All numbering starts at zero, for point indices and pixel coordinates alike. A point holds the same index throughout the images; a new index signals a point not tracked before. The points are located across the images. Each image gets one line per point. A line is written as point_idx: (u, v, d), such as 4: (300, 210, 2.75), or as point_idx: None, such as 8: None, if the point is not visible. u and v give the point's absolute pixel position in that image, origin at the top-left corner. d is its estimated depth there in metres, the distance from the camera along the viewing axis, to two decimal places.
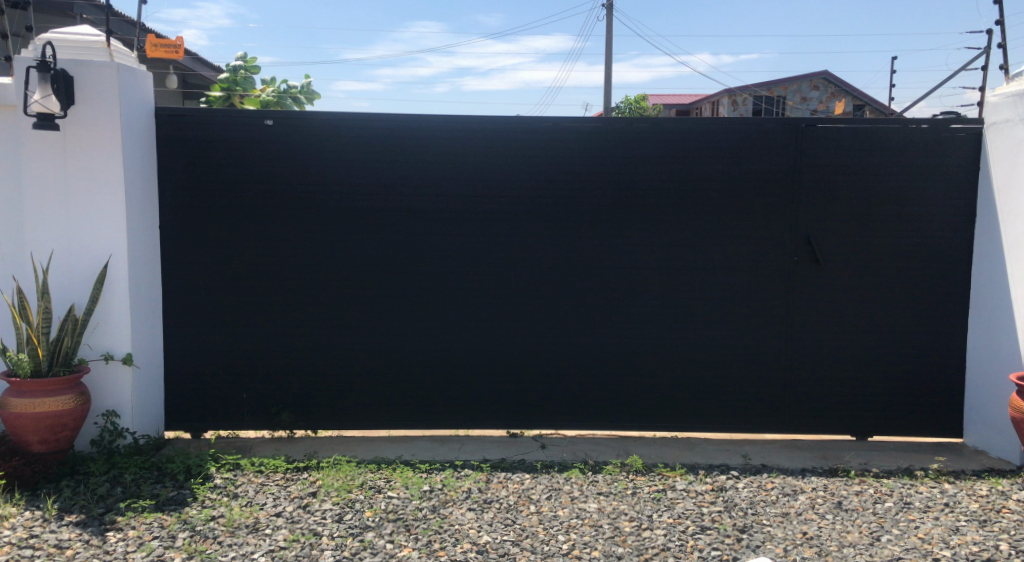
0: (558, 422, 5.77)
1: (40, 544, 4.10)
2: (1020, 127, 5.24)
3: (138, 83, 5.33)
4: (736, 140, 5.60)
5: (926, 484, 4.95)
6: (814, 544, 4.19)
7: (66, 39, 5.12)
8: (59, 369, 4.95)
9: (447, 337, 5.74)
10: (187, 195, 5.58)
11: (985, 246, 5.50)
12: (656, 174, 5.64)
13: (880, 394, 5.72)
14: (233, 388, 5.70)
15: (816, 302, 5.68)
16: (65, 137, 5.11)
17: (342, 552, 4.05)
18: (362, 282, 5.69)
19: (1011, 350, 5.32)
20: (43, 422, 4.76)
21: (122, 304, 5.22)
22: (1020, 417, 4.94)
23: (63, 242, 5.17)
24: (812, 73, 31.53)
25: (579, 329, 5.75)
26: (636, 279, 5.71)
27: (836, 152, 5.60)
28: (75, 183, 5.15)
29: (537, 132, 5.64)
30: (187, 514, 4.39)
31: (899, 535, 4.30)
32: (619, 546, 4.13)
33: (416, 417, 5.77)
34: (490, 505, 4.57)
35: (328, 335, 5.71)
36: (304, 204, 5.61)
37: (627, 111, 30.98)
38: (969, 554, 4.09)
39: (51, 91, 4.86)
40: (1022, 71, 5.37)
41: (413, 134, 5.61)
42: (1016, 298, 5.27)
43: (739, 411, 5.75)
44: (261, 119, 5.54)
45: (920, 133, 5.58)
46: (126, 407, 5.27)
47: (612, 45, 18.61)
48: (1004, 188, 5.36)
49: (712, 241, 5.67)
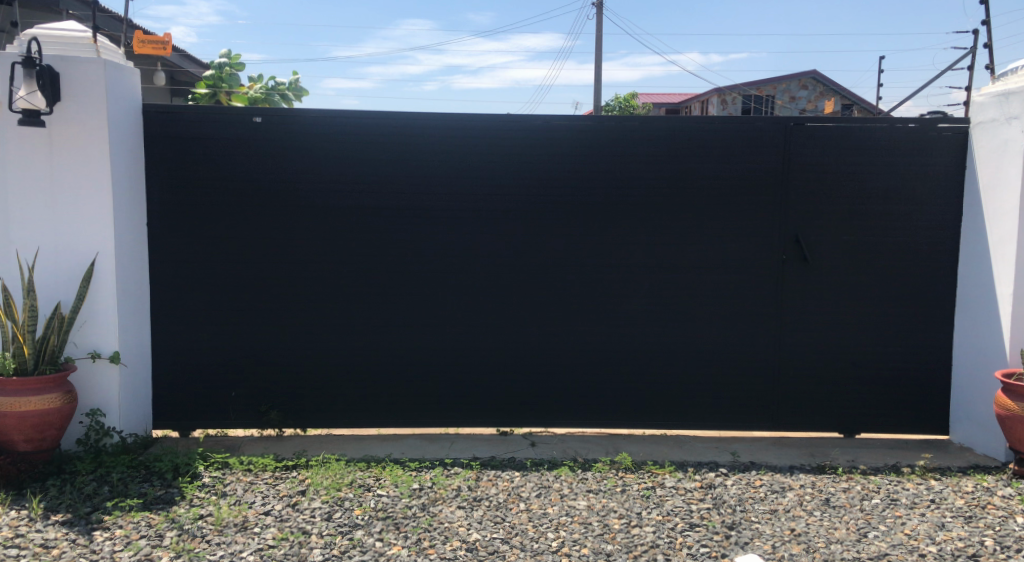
0: (548, 420, 5.78)
1: (26, 544, 4.06)
2: (1005, 127, 5.29)
3: (126, 79, 5.30)
4: (726, 138, 5.63)
5: (913, 481, 4.98)
6: (802, 540, 4.22)
7: (52, 35, 5.08)
8: (45, 367, 4.90)
9: (438, 335, 5.74)
10: (176, 193, 5.55)
11: (971, 245, 5.54)
12: (645, 172, 5.65)
13: (867, 393, 5.75)
14: (223, 387, 5.68)
15: (804, 301, 5.71)
16: (52, 134, 5.07)
17: (331, 551, 4.04)
18: (351, 280, 5.67)
19: (996, 348, 5.36)
20: (28, 421, 4.71)
21: (109, 303, 5.19)
22: (1006, 414, 4.98)
23: (50, 240, 5.12)
24: (801, 73, 31.76)
25: (569, 328, 5.75)
26: (626, 278, 5.72)
27: (825, 151, 5.63)
28: (61, 180, 5.11)
29: (527, 130, 5.64)
30: (175, 514, 4.36)
31: (886, 531, 4.33)
32: (608, 544, 4.14)
33: (405, 416, 5.76)
34: (479, 503, 4.57)
35: (317, 333, 5.69)
36: (293, 203, 5.60)
37: (617, 111, 31.05)
38: (955, 549, 4.13)
39: (37, 88, 4.84)
40: (1008, 71, 5.42)
41: (404, 132, 5.60)
42: (1002, 297, 5.32)
43: (728, 409, 5.77)
44: (251, 116, 5.53)
45: (907, 132, 5.61)
46: (113, 406, 5.23)
47: (602, 44, 18.70)
48: (990, 187, 5.40)
49: (702, 240, 5.69)
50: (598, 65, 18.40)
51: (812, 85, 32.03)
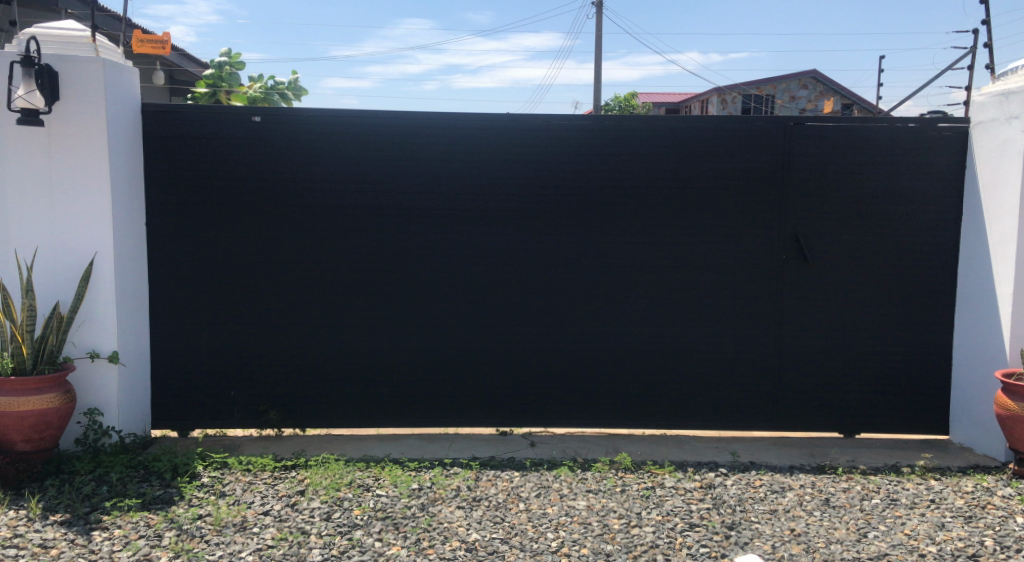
0: (547, 420, 5.77)
1: (24, 544, 4.05)
2: (1005, 127, 5.28)
3: (125, 78, 5.29)
4: (726, 138, 5.62)
5: (913, 481, 4.98)
6: (802, 540, 4.21)
7: (51, 34, 5.07)
8: (43, 367, 4.88)
9: (437, 335, 5.73)
10: (175, 192, 5.54)
11: (971, 244, 5.53)
12: (645, 172, 5.64)
13: (867, 393, 5.75)
14: (222, 386, 5.67)
15: (804, 301, 5.70)
16: (50, 133, 5.06)
17: (330, 551, 4.03)
18: (350, 279, 5.66)
19: (996, 348, 5.35)
20: (27, 421, 4.70)
21: (107, 302, 5.18)
22: (1006, 414, 4.97)
23: (48, 239, 5.11)
24: (801, 72, 31.76)
25: (569, 327, 5.74)
26: (625, 277, 5.71)
27: (825, 151, 5.62)
28: (60, 180, 5.10)
29: (526, 129, 5.63)
30: (174, 514, 4.35)
31: (885, 531, 4.33)
32: (608, 544, 4.14)
33: (404, 415, 5.76)
34: (479, 503, 4.57)
35: (316, 333, 5.69)
36: (292, 203, 5.59)
37: (617, 111, 31.02)
38: (954, 550, 4.13)
39: (35, 87, 4.82)
40: (1008, 70, 5.41)
41: (403, 131, 5.59)
42: (1001, 296, 5.31)
43: (728, 409, 5.76)
44: (250, 116, 5.52)
45: (908, 132, 5.60)
46: (111, 406, 5.22)
47: (601, 43, 18.70)
48: (990, 187, 5.39)
49: (702, 240, 5.68)
50: (597, 64, 18.39)
51: (811, 84, 32.03)
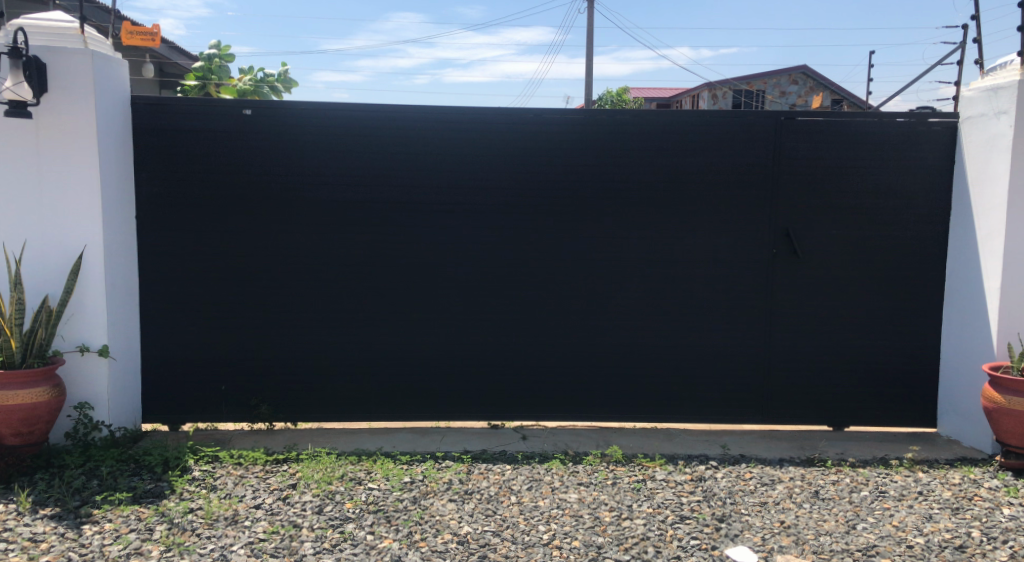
0: (538, 414, 5.78)
1: (14, 538, 4.04)
2: (994, 121, 5.31)
3: (115, 71, 5.27)
4: (717, 132, 5.63)
5: (901, 473, 5.02)
6: (791, 532, 4.24)
7: (39, 25, 5.02)
8: (33, 360, 4.85)
9: (430, 329, 5.73)
10: (165, 186, 5.51)
11: (959, 239, 5.58)
12: (635, 166, 5.65)
13: (856, 386, 5.79)
14: (212, 380, 5.66)
15: (794, 295, 5.73)
16: (38, 125, 5.02)
17: (321, 544, 4.04)
18: (341, 273, 5.65)
19: (984, 341, 5.40)
20: (16, 414, 4.67)
21: (97, 295, 5.16)
22: (993, 406, 5.02)
23: (36, 231, 5.08)
24: (790, 68, 31.80)
25: (561, 322, 5.76)
26: (616, 271, 5.72)
27: (814, 145, 5.65)
28: (49, 172, 5.06)
29: (517, 124, 5.63)
30: (165, 507, 4.35)
31: (874, 523, 4.36)
32: (599, 536, 4.16)
33: (395, 409, 5.75)
34: (471, 496, 4.58)
35: (306, 327, 5.68)
36: (283, 196, 5.57)
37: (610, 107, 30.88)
38: (942, 541, 4.17)
39: (23, 79, 4.82)
40: (997, 65, 5.43)
41: (394, 125, 5.58)
42: (989, 290, 5.35)
43: (718, 403, 5.79)
44: (240, 108, 5.48)
45: (897, 127, 5.63)
46: (101, 398, 5.20)
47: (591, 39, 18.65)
48: (979, 182, 5.43)
49: (693, 234, 5.69)
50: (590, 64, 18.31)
51: (803, 80, 32.07)
